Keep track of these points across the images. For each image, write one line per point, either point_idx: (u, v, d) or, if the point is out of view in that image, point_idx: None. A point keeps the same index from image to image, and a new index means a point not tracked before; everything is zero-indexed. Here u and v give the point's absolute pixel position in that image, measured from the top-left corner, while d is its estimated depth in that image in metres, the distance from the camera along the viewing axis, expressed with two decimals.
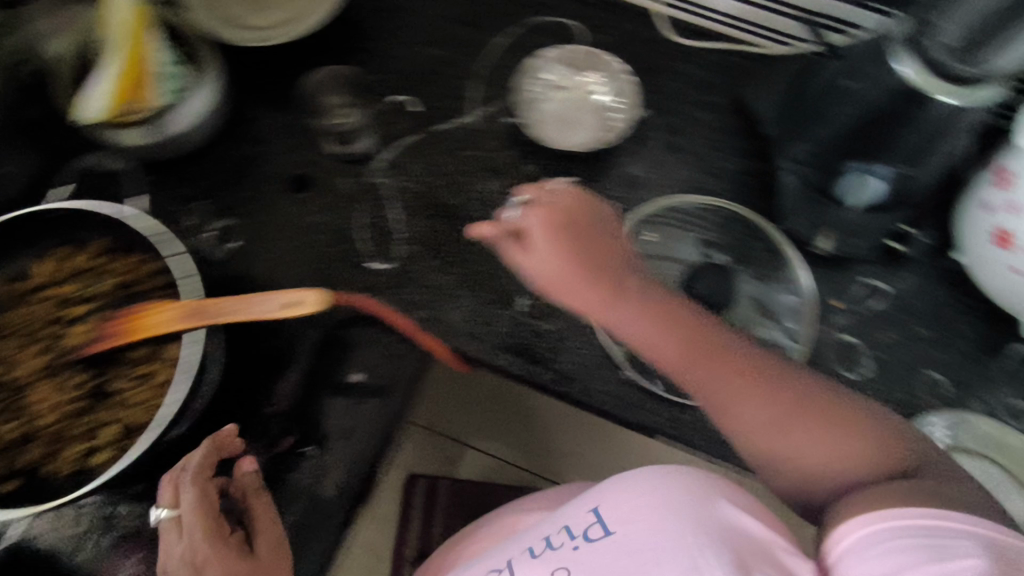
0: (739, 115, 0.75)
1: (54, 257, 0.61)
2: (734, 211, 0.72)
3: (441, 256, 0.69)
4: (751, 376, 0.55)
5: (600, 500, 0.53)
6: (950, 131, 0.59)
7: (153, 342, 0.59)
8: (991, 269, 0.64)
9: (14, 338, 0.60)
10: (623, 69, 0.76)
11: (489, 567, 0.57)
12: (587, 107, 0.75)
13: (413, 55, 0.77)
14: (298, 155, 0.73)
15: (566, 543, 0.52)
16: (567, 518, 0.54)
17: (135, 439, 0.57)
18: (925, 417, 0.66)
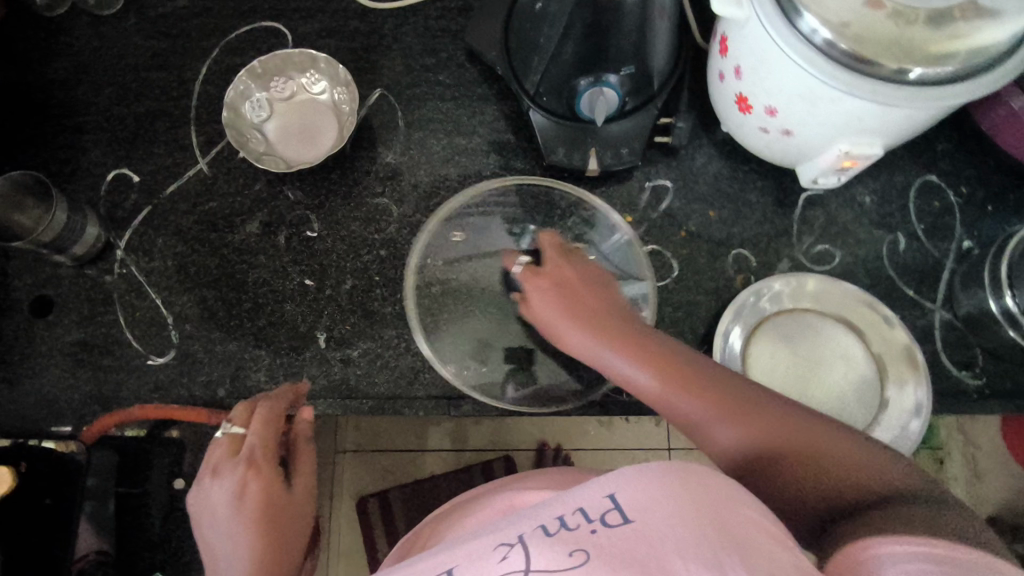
0: (473, 64, 0.72)
1: None
2: (524, 182, 0.68)
3: (220, 325, 0.64)
4: (728, 390, 0.48)
5: (634, 478, 0.35)
6: (656, 11, 0.56)
7: None
8: (747, 131, 0.63)
9: None
10: (327, 60, 0.69)
11: (478, 550, 0.37)
12: (311, 113, 0.69)
13: (116, 123, 0.70)
14: (31, 276, 0.65)
15: (581, 528, 0.33)
16: (583, 496, 0.35)
17: None
18: (745, 293, 0.65)
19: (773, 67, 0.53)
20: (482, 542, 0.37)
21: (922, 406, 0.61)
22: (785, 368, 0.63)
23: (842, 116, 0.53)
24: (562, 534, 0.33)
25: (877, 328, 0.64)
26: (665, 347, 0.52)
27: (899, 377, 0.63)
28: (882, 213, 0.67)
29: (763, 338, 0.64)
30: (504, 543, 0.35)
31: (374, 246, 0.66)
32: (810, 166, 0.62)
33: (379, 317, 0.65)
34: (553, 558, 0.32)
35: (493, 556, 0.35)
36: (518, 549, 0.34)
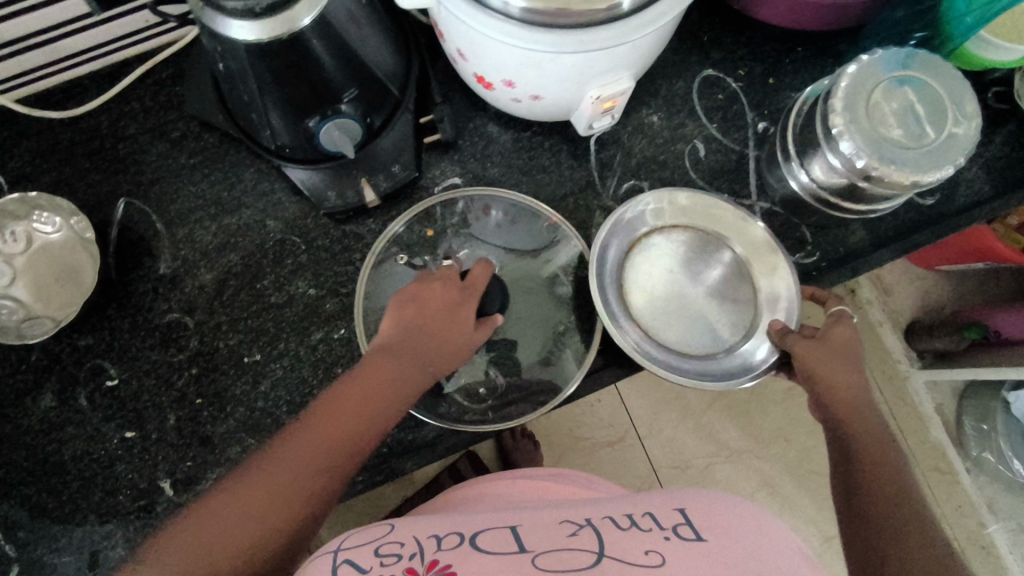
0: (211, 131, 0.65)
1: None
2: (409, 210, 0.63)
3: (56, 519, 0.58)
4: (856, 382, 0.54)
5: (697, 506, 0.51)
6: (346, 25, 0.51)
7: None
8: (502, 104, 0.59)
9: None
10: (41, 194, 0.61)
11: (556, 523, 0.49)
12: (56, 255, 0.62)
13: None
14: None
15: (657, 533, 0.47)
16: (654, 509, 0.50)
17: None
18: (619, 217, 0.60)
19: (485, 45, 0.49)
20: (548, 518, 0.50)
21: (790, 291, 0.59)
22: (662, 286, 0.62)
23: (572, 69, 0.50)
24: (631, 530, 0.48)
25: (732, 225, 0.62)
26: (797, 353, 0.55)
27: (763, 266, 0.61)
28: (673, 126, 0.65)
29: (641, 263, 0.62)
30: (570, 522, 0.49)
31: (183, 368, 0.61)
32: (577, 116, 0.59)
33: (217, 438, 0.60)
34: (631, 553, 0.45)
35: (563, 531, 0.47)
36: (587, 532, 0.47)
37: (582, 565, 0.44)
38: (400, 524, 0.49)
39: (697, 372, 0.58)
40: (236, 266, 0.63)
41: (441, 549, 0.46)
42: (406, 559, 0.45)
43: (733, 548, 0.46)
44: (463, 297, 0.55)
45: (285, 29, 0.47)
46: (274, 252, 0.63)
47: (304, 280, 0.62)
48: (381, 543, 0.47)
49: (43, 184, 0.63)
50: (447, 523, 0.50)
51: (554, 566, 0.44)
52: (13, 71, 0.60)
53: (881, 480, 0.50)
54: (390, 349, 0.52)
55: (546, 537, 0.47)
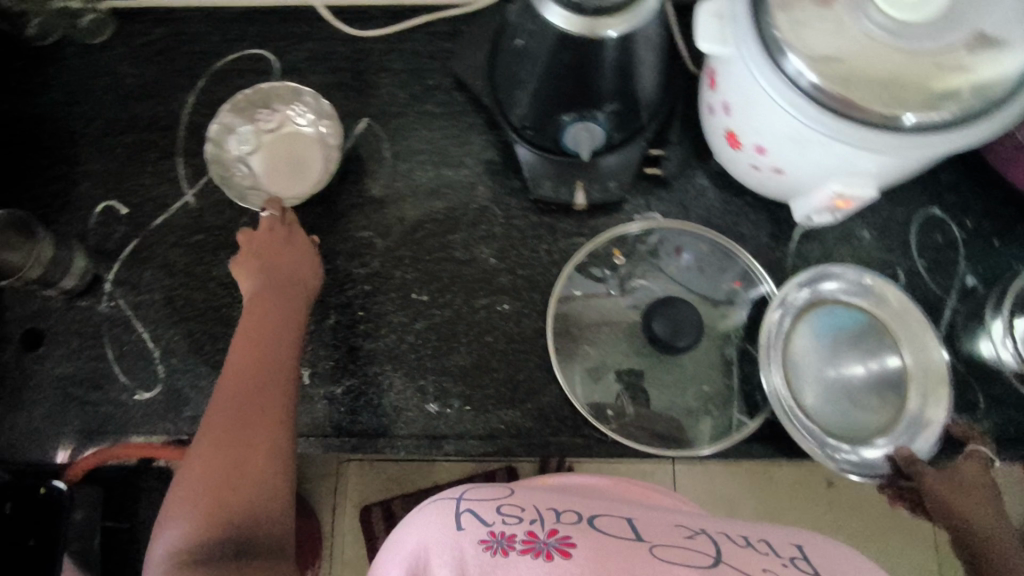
0: (462, 92, 0.71)
1: None
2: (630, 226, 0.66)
3: (206, 361, 0.65)
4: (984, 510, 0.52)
5: (815, 545, 0.50)
6: (640, 46, 0.54)
7: None
8: (738, 167, 0.61)
9: None
10: (311, 94, 0.69)
11: (671, 528, 0.51)
12: (297, 145, 0.69)
13: (103, 155, 0.70)
14: (22, 309, 0.67)
15: (778, 559, 0.47)
16: (770, 538, 0.51)
17: None
18: (826, 270, 0.63)
19: (763, 107, 0.51)
20: (662, 521, 0.52)
21: (938, 425, 0.58)
22: (832, 347, 0.61)
23: (833, 158, 0.51)
24: (748, 548, 0.48)
25: (916, 338, 0.61)
26: (935, 486, 0.53)
27: (925, 390, 0.59)
28: (883, 248, 0.65)
29: (823, 318, 0.61)
30: (687, 530, 0.51)
31: (358, 280, 0.66)
32: (804, 202, 0.59)
33: (362, 353, 0.64)
34: (750, 565, 0.45)
35: (679, 532, 0.50)
36: (702, 539, 0.49)
37: (701, 562, 0.45)
38: (522, 493, 0.53)
39: (818, 440, 0.57)
40: (435, 213, 0.68)
41: (560, 522, 0.48)
42: (524, 520, 0.48)
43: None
44: (278, 250, 0.62)
45: (594, 28, 0.50)
46: (474, 215, 0.68)
47: (490, 248, 0.67)
48: (502, 504, 0.51)
49: (308, 83, 0.71)
50: (556, 498, 0.54)
51: (674, 559, 0.45)
52: None
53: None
54: (264, 293, 0.59)
55: (658, 535, 0.49)
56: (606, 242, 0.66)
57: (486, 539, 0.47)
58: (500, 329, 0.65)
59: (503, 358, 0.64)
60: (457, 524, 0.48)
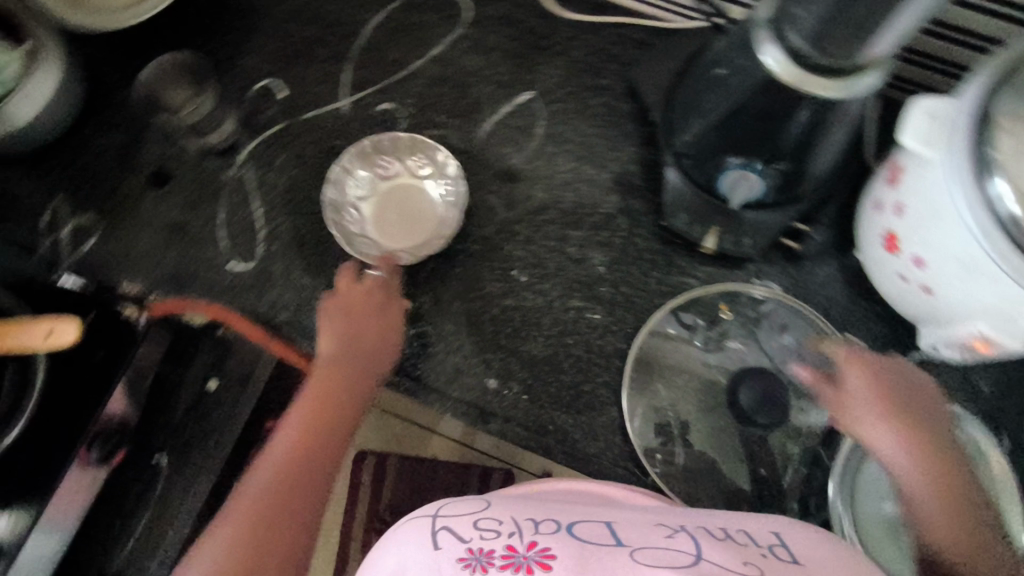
0: (631, 99, 0.70)
1: None
2: (745, 287, 0.65)
3: (302, 257, 0.67)
4: (901, 448, 0.52)
5: (796, 536, 0.49)
6: (835, 120, 0.53)
7: None
8: (884, 273, 0.59)
9: None
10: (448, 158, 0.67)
11: (654, 525, 0.49)
12: (417, 200, 0.68)
13: (282, 38, 0.73)
14: (159, 147, 0.70)
15: (756, 550, 0.46)
16: (749, 527, 0.50)
17: None
18: None
19: (944, 221, 0.48)
20: (644, 519, 0.51)
21: None
22: None
23: (995, 298, 0.48)
24: (727, 542, 0.47)
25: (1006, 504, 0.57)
26: None
27: None
28: (994, 407, 0.61)
29: None
30: (671, 530, 0.48)
31: (468, 239, 0.66)
32: (940, 328, 0.56)
33: (447, 307, 0.65)
34: (729, 557, 0.44)
35: (660, 532, 0.48)
36: (683, 534, 0.47)
37: (680, 561, 0.43)
38: (499, 504, 0.52)
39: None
40: (562, 203, 0.67)
41: (539, 532, 0.47)
42: (504, 535, 0.47)
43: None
44: (370, 311, 0.62)
45: (804, 82, 0.48)
46: (599, 219, 0.67)
47: (602, 256, 0.66)
48: (481, 517, 0.50)
49: (489, 39, 0.72)
50: (539, 507, 0.52)
51: (658, 562, 0.43)
52: None
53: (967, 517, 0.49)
54: (339, 364, 0.60)
55: (641, 533, 0.48)
56: (716, 293, 0.65)
57: (462, 554, 0.46)
58: (584, 336, 0.64)
59: (577, 364, 0.63)
60: (432, 540, 0.48)
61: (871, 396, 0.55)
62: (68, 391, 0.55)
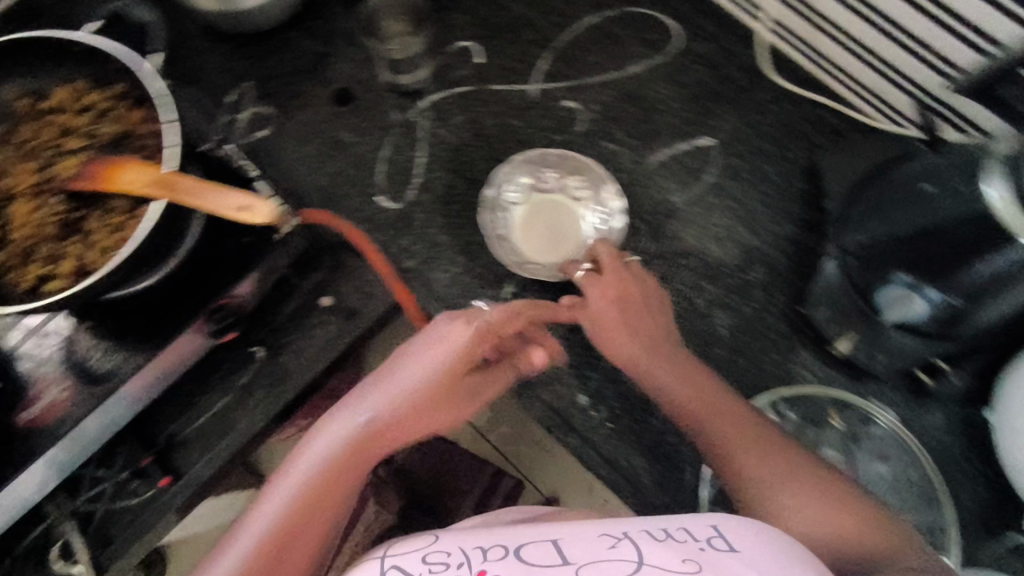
0: (809, 180, 0.68)
1: (73, 86, 0.55)
2: (861, 403, 0.63)
3: (447, 215, 0.68)
4: (628, 343, 0.59)
5: (734, 528, 0.46)
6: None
7: (124, 198, 0.52)
8: (1018, 446, 0.54)
9: (11, 148, 0.54)
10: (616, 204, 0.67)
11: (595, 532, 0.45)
12: (566, 222, 0.68)
13: (496, 9, 0.75)
14: (351, 68, 0.73)
15: (688, 542, 0.44)
16: (689, 524, 0.46)
17: (99, 263, 0.51)
18: None
19: None
20: (589, 528, 0.46)
21: None
22: None
23: None
24: (664, 539, 0.44)
25: None
26: None
27: None
28: None
29: None
30: (609, 535, 0.45)
31: None
32: None
33: (564, 311, 0.65)
34: (669, 557, 0.41)
35: (603, 541, 0.44)
36: (626, 543, 0.43)
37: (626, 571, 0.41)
38: (447, 536, 0.47)
39: None
40: (707, 255, 0.67)
41: (488, 559, 0.43)
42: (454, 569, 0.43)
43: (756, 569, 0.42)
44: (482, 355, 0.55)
45: (1016, 231, 0.45)
46: (738, 283, 0.66)
47: (727, 319, 0.65)
48: (429, 550, 0.45)
49: (688, 75, 0.72)
50: (485, 533, 0.48)
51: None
52: (778, 19, 0.68)
53: (792, 488, 0.51)
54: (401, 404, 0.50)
55: (589, 549, 0.43)
56: (831, 400, 0.63)
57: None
58: None
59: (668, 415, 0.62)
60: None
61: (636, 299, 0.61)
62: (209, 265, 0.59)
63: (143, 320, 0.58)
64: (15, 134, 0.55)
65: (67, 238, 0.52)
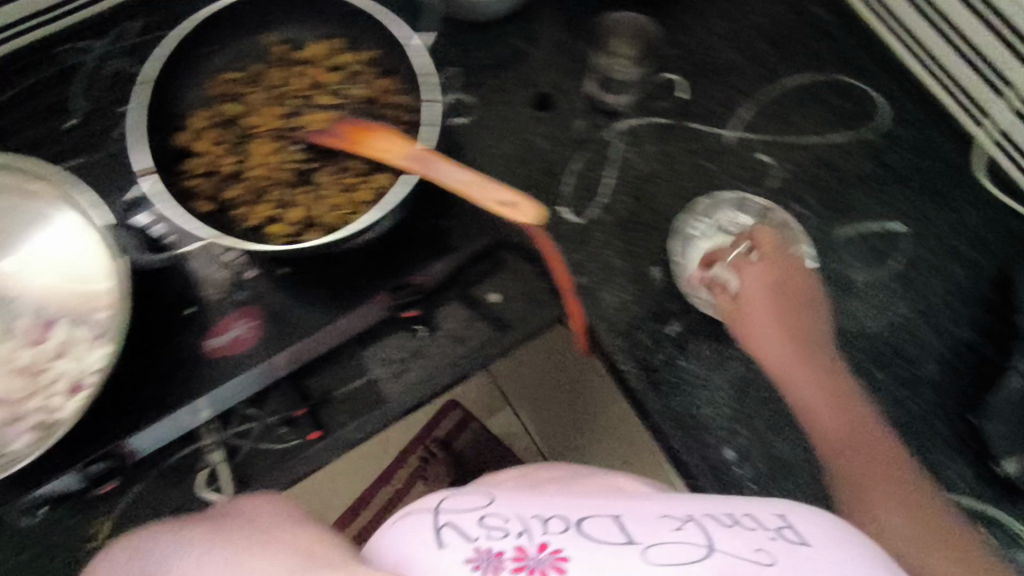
0: (997, 289, 0.67)
1: (332, 44, 0.57)
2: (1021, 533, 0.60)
3: (626, 241, 0.69)
4: (769, 318, 0.65)
5: (808, 524, 0.42)
6: None
7: (367, 163, 0.54)
8: None
9: (260, 87, 0.55)
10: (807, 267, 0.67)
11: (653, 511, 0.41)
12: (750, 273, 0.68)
13: (708, 49, 0.75)
14: (556, 76, 0.73)
15: (761, 532, 0.40)
16: (753, 510, 0.43)
17: (332, 220, 0.53)
18: None
19: None
20: (645, 507, 0.42)
21: None
22: None
23: None
24: (735, 526, 0.40)
25: None
26: None
27: None
28: None
29: None
30: (670, 516, 0.41)
31: None
32: None
33: (726, 364, 0.66)
34: (744, 544, 0.38)
35: (666, 523, 0.40)
36: (693, 527, 0.40)
37: (692, 556, 0.37)
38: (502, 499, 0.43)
39: None
40: (878, 339, 0.66)
41: (549, 532, 0.38)
42: (511, 539, 0.38)
43: (835, 574, 0.38)
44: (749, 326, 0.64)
45: None
46: (905, 376, 0.65)
47: (890, 410, 0.63)
48: (485, 511, 0.41)
49: (889, 157, 0.71)
50: (548, 496, 0.43)
51: (668, 562, 0.37)
52: (1008, 130, 0.66)
53: (895, 492, 0.52)
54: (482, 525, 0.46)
55: (648, 529, 0.39)
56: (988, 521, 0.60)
57: (470, 558, 0.37)
58: None
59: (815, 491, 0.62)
60: (436, 539, 0.39)
61: (773, 295, 0.66)
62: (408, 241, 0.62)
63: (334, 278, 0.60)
64: (262, 72, 0.56)
65: (300, 190, 0.54)
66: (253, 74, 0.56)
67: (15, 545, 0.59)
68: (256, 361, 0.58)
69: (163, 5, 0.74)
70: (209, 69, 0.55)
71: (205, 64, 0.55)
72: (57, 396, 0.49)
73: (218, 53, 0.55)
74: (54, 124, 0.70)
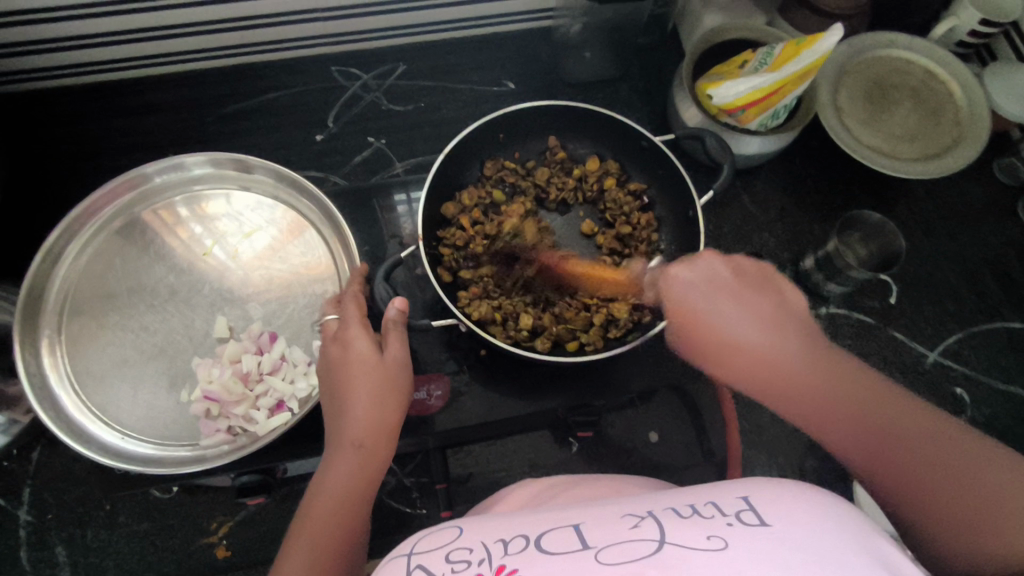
0: None
1: (606, 166, 0.61)
2: None
3: (795, 427, 0.68)
4: (789, 349, 0.44)
5: (768, 493, 0.35)
6: None
7: (607, 290, 0.57)
8: None
9: (530, 185, 0.60)
10: None
11: (619, 511, 0.37)
12: None
13: (927, 262, 0.74)
14: (772, 239, 0.73)
15: (716, 517, 0.34)
16: (715, 496, 0.36)
17: (558, 330, 0.56)
18: None
19: None
20: (611, 508, 0.37)
21: None
22: None
23: None
24: (691, 517, 0.34)
25: None
26: None
27: None
28: None
29: None
30: (632, 515, 0.36)
31: None
32: None
33: None
34: (691, 536, 0.32)
35: (625, 522, 0.35)
36: (650, 522, 0.34)
37: (640, 555, 0.32)
38: (472, 528, 0.39)
39: None
40: None
41: (509, 553, 0.34)
42: (474, 570, 0.34)
43: (816, 555, 0.30)
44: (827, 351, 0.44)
45: None
46: None
47: None
48: (452, 546, 0.36)
49: None
50: (515, 517, 0.39)
51: (621, 560, 0.31)
52: None
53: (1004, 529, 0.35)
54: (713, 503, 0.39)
55: (609, 529, 0.35)
56: None
57: None
58: None
59: None
60: None
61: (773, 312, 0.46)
62: (598, 371, 0.62)
63: (521, 378, 0.61)
64: (535, 172, 0.61)
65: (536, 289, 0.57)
66: (527, 172, 0.61)
67: (141, 515, 0.60)
68: (427, 429, 0.58)
69: (436, 56, 0.79)
70: (491, 158, 0.62)
71: (490, 154, 0.62)
72: (261, 410, 0.54)
73: (502, 145, 0.62)
74: (309, 132, 0.75)
